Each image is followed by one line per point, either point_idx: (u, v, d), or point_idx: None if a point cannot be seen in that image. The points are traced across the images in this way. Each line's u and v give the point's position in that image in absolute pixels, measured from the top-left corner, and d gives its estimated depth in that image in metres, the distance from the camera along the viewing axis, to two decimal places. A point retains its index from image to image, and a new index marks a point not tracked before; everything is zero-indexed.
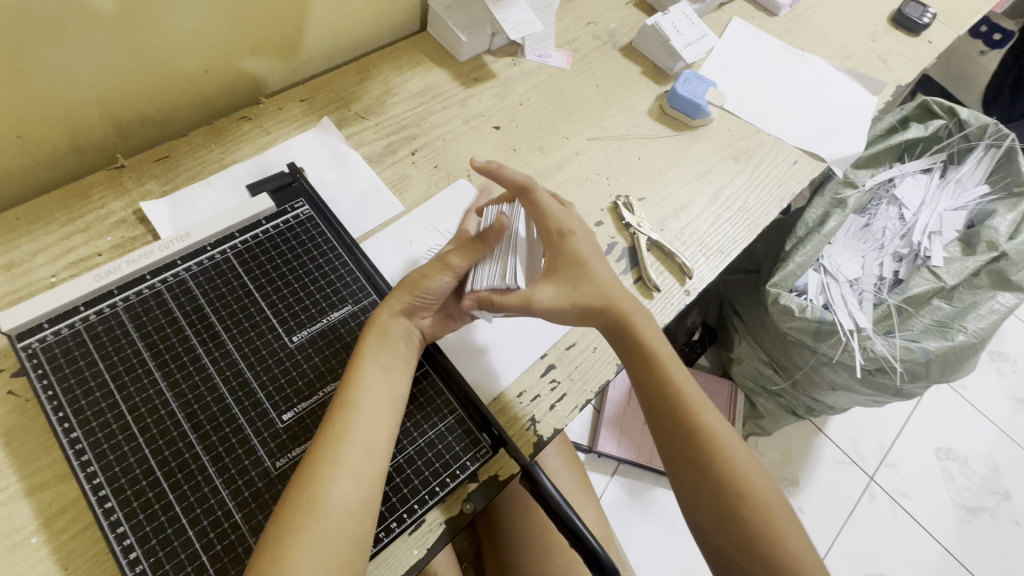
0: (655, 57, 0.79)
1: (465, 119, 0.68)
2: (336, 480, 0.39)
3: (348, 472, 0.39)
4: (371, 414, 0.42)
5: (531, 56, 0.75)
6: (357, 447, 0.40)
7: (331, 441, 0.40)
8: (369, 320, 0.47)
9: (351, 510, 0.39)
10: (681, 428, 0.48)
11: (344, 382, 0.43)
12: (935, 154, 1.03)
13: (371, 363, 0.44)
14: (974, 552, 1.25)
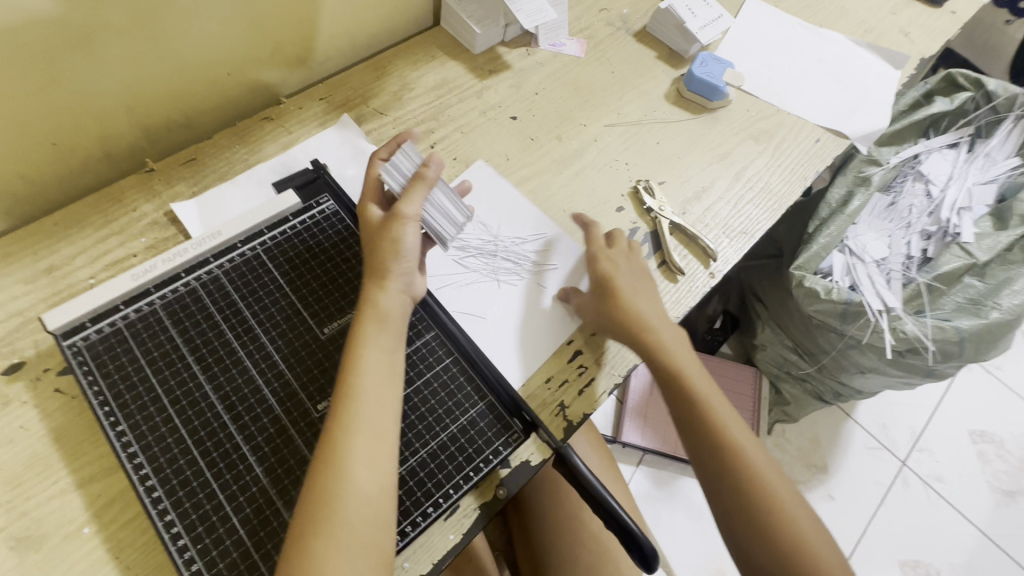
0: (669, 40, 0.78)
1: (482, 111, 0.68)
2: (353, 473, 0.38)
3: (362, 460, 0.38)
4: (376, 401, 0.40)
5: (544, 46, 0.75)
6: (367, 436, 0.39)
7: (340, 432, 0.39)
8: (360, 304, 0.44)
9: (369, 497, 0.38)
10: (692, 410, 0.51)
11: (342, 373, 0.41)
12: (961, 128, 1.00)
13: (367, 348, 0.42)
14: (1013, 536, 1.22)
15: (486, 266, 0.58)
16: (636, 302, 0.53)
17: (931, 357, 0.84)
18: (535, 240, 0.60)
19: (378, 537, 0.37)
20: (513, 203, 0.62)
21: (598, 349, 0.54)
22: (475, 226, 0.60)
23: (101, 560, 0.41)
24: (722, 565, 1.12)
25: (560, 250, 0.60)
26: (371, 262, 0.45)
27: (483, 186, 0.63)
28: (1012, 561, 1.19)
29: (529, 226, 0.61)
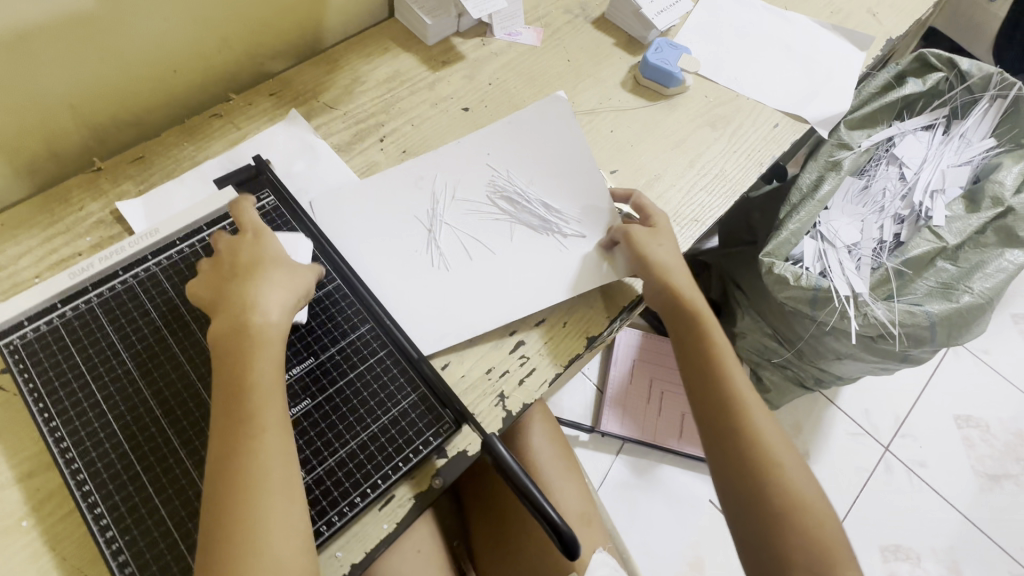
0: (627, 26, 0.77)
1: (434, 103, 0.68)
2: (270, 511, 0.37)
3: (277, 493, 0.37)
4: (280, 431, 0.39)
5: (500, 35, 0.75)
6: (276, 469, 0.38)
7: (250, 469, 0.37)
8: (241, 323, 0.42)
9: (286, 531, 0.37)
10: (706, 368, 0.55)
11: (237, 407, 0.39)
12: (936, 109, 0.99)
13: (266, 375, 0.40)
14: (997, 521, 1.21)
15: (519, 214, 0.60)
16: (673, 263, 0.57)
17: (900, 342, 0.84)
18: (581, 207, 0.61)
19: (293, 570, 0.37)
20: (576, 155, 0.62)
21: (540, 339, 0.55)
22: (530, 173, 0.62)
23: (38, 552, 0.42)
24: (701, 553, 1.13)
25: (604, 211, 0.61)
26: (247, 281, 0.44)
27: (552, 131, 0.63)
28: (995, 544, 1.19)
29: (584, 186, 0.61)
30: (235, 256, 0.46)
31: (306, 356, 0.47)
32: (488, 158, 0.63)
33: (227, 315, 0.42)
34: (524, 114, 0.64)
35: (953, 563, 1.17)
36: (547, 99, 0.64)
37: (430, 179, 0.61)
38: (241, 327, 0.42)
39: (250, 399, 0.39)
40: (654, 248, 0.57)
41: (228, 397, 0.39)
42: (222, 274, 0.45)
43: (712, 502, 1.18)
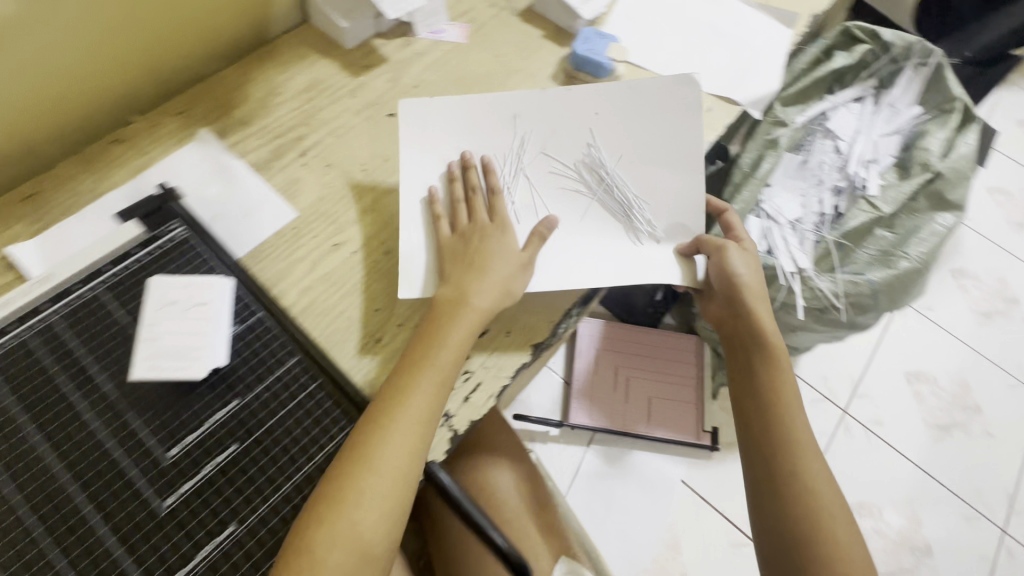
0: (555, 16, 0.75)
1: (357, 111, 0.65)
2: (375, 478, 0.41)
3: (385, 467, 0.41)
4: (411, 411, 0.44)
5: (423, 34, 0.72)
6: (395, 443, 0.42)
7: (378, 434, 0.42)
8: (460, 297, 0.50)
9: (376, 500, 0.41)
10: (762, 394, 0.56)
11: (399, 382, 0.45)
12: (864, 81, 0.99)
13: (432, 361, 0.46)
14: (949, 468, 1.28)
15: (598, 188, 0.60)
16: (752, 280, 0.60)
17: (850, 311, 0.86)
18: (666, 204, 0.59)
19: (393, 542, 0.41)
20: (681, 146, 0.60)
21: (481, 352, 0.53)
22: (630, 151, 0.61)
23: None
24: (677, 534, 1.16)
25: (689, 214, 0.59)
26: (482, 259, 0.52)
27: (668, 115, 0.61)
28: (949, 491, 1.26)
29: (678, 184, 0.60)
30: (483, 241, 0.53)
31: (230, 399, 0.44)
32: (593, 118, 0.62)
33: (453, 287, 0.51)
34: (649, 87, 0.62)
35: (912, 514, 1.23)
36: (680, 81, 0.62)
37: (523, 122, 0.61)
38: (460, 302, 0.50)
39: (405, 375, 0.45)
40: (741, 266, 0.60)
41: (399, 371, 0.46)
42: (465, 252, 0.53)
43: (685, 482, 1.20)
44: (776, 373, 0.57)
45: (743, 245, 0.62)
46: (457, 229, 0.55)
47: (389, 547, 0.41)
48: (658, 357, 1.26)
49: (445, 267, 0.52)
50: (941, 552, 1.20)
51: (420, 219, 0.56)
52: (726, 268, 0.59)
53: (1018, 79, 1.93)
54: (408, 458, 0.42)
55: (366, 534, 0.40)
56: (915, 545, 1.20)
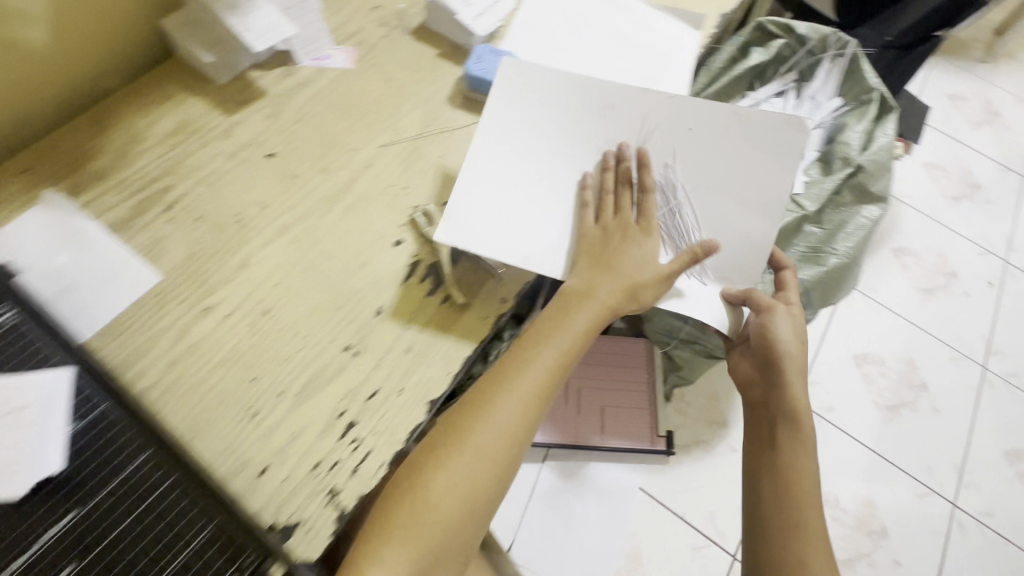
0: (450, 33, 0.70)
1: (232, 153, 0.59)
2: (459, 464, 0.47)
3: (469, 456, 0.48)
4: (502, 409, 0.49)
5: (305, 61, 0.66)
6: (487, 434, 0.48)
7: (472, 422, 0.49)
8: (587, 286, 0.55)
9: (454, 484, 0.47)
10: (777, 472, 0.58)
11: (505, 377, 0.51)
12: (784, 75, 0.97)
13: (537, 363, 0.51)
14: (900, 448, 1.30)
15: (671, 206, 0.60)
16: (793, 352, 0.62)
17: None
18: (729, 249, 0.59)
19: (486, 497, 0.48)
20: (763, 189, 0.59)
21: (372, 416, 0.49)
22: (718, 179, 0.59)
23: None
24: (638, 544, 1.14)
25: (753, 265, 0.59)
26: (615, 261, 0.56)
27: (764, 153, 0.59)
28: (901, 471, 1.28)
29: (747, 227, 0.59)
30: (620, 237, 0.57)
31: (65, 511, 0.38)
32: (688, 134, 0.60)
33: (586, 275, 0.55)
34: (753, 120, 0.59)
35: (867, 498, 1.24)
36: (787, 121, 0.59)
37: (655, 118, 0.60)
38: (589, 293, 0.54)
39: (506, 373, 0.51)
40: (783, 331, 0.62)
41: (506, 364, 0.52)
42: (604, 247, 0.56)
43: (642, 489, 1.19)
44: (798, 452, 0.58)
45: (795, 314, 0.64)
46: (601, 222, 0.57)
47: (482, 498, 0.47)
48: (609, 364, 1.23)
49: (582, 255, 0.56)
50: (896, 533, 1.22)
51: (569, 199, 0.59)
52: (765, 329, 0.62)
53: (941, 56, 1.99)
54: (515, 423, 0.49)
55: (467, 479, 0.47)
56: (872, 529, 1.21)
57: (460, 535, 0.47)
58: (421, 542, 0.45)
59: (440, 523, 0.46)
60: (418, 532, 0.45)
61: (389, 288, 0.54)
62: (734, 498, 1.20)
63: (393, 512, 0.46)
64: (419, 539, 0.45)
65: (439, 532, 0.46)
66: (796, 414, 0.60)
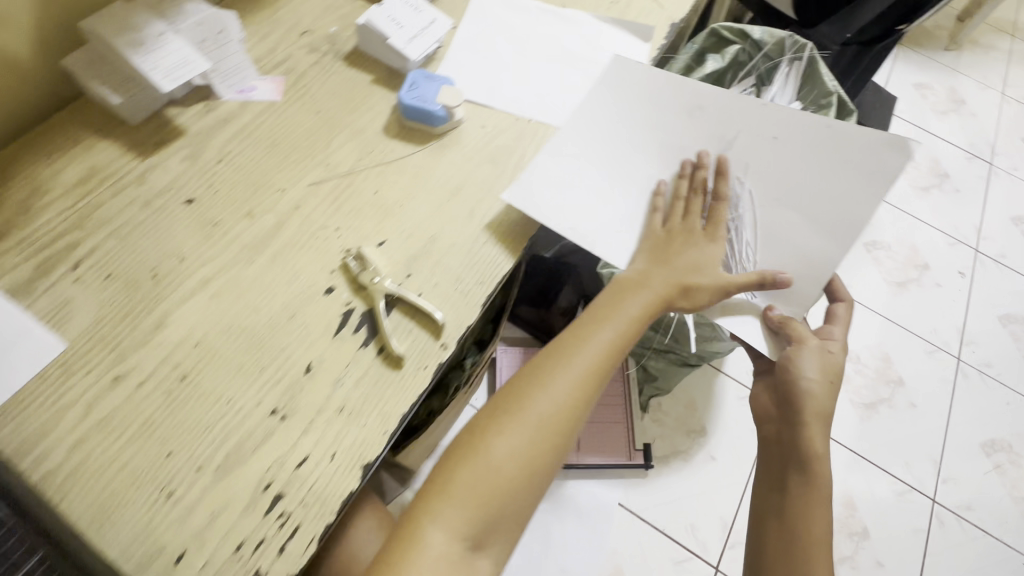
0: (385, 58, 0.66)
1: (147, 201, 0.55)
2: (517, 428, 0.52)
3: (528, 422, 0.53)
4: (559, 382, 0.54)
5: (228, 94, 0.62)
6: (543, 401, 0.53)
7: (532, 391, 0.54)
8: (647, 276, 0.60)
9: (512, 449, 0.51)
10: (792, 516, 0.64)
11: (567, 353, 0.56)
12: (743, 80, 0.94)
13: (591, 341, 0.57)
14: (879, 446, 1.30)
15: (740, 210, 0.64)
16: (823, 393, 0.65)
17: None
18: (781, 258, 0.62)
19: (539, 468, 0.52)
20: (833, 204, 0.62)
21: (300, 486, 0.46)
22: (789, 189, 0.63)
23: None
24: (620, 562, 1.12)
25: (806, 277, 0.61)
26: (681, 258, 0.61)
27: (845, 171, 0.62)
28: (881, 470, 1.28)
29: (805, 244, 0.62)
30: (684, 239, 0.62)
31: None
32: (771, 143, 0.65)
33: (653, 266, 0.61)
34: (841, 137, 0.63)
35: (847, 499, 1.24)
36: (875, 144, 0.61)
37: (739, 126, 0.66)
38: (643, 284, 0.60)
39: (563, 350, 0.57)
40: (811, 369, 0.64)
41: (568, 341, 0.57)
42: (670, 244, 0.62)
43: (622, 505, 1.17)
44: (812, 497, 0.63)
45: (832, 354, 0.67)
46: (668, 224, 0.63)
47: (536, 468, 0.52)
48: None
49: (647, 250, 0.62)
50: (877, 532, 1.22)
51: (642, 199, 0.65)
52: (792, 362, 0.65)
53: (907, 46, 1.99)
54: (567, 399, 0.54)
55: (522, 449, 0.52)
56: (853, 530, 1.21)
57: (514, 501, 0.51)
58: (483, 499, 0.50)
59: (495, 487, 0.50)
60: (477, 493, 0.50)
61: (320, 342, 0.51)
62: (714, 508, 1.19)
63: (454, 473, 0.51)
64: (476, 501, 0.50)
65: (495, 495, 0.50)
66: (809, 460, 0.64)
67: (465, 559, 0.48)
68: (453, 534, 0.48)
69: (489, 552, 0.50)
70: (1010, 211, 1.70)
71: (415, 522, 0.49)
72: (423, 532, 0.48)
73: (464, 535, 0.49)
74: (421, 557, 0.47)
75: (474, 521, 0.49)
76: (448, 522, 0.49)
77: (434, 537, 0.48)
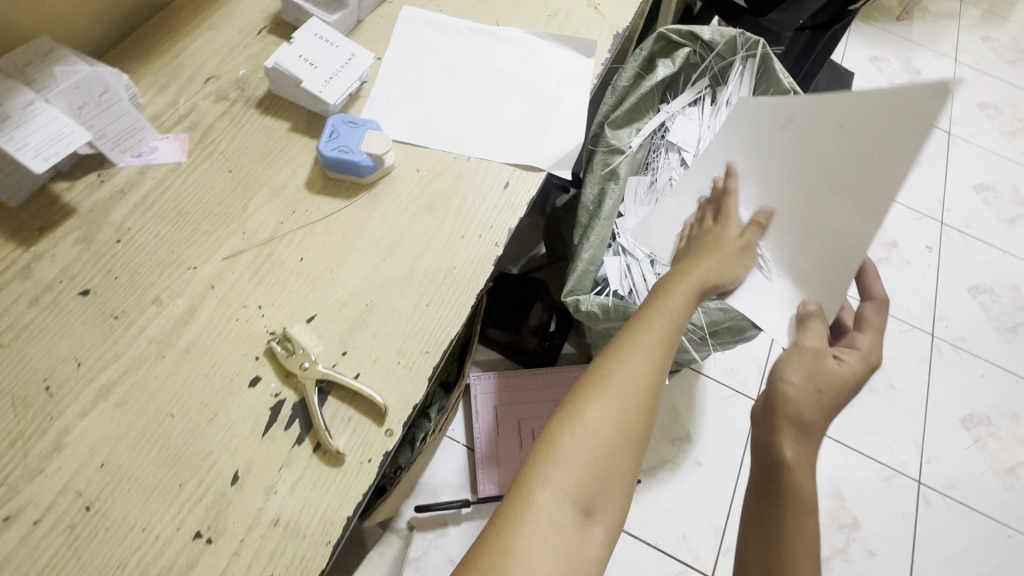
0: (301, 100, 0.60)
1: (35, 297, 0.48)
2: (605, 400, 0.47)
3: (615, 393, 0.48)
4: (636, 352, 0.50)
5: (124, 160, 0.55)
6: (626, 372, 0.49)
7: (611, 362, 0.50)
8: (691, 263, 0.59)
9: (602, 419, 0.47)
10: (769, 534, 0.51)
11: (639, 326, 0.52)
12: (698, 82, 0.92)
13: (658, 313, 0.53)
14: (862, 432, 1.30)
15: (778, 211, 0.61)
16: (816, 398, 0.52)
17: (722, 335, 0.82)
18: (811, 260, 0.57)
19: (638, 433, 0.48)
20: (873, 194, 0.51)
21: None
22: (833, 181, 0.56)
23: None
24: None
25: (827, 277, 0.56)
26: (708, 244, 0.62)
27: (899, 144, 0.49)
28: (866, 456, 1.27)
29: (837, 243, 0.55)
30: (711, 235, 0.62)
31: None
32: (835, 132, 0.56)
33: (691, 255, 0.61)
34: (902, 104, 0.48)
35: (836, 491, 1.23)
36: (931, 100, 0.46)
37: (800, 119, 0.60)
38: (686, 269, 0.59)
39: (637, 320, 0.53)
40: (797, 375, 0.53)
41: (639, 315, 0.54)
42: (702, 240, 0.63)
43: None
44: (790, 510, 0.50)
45: (835, 359, 0.54)
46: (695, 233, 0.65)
47: (637, 431, 0.48)
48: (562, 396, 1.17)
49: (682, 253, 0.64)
50: (867, 520, 1.21)
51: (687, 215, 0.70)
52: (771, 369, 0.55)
53: (861, 20, 1.98)
54: (656, 358, 0.50)
55: (619, 413, 0.47)
56: (844, 522, 1.21)
57: (619, 466, 0.47)
58: (586, 467, 0.45)
59: (600, 450, 0.46)
60: (583, 460, 0.46)
61: (246, 445, 0.45)
62: (705, 516, 1.17)
63: (554, 438, 0.47)
64: (581, 465, 0.46)
65: (599, 459, 0.46)
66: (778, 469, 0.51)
67: (577, 527, 0.45)
68: (564, 500, 0.45)
69: (602, 520, 0.46)
70: (971, 179, 1.70)
71: (523, 487, 0.46)
72: (532, 498, 0.45)
73: (576, 500, 0.45)
74: (532, 524, 0.43)
75: (584, 487, 0.45)
76: (556, 485, 0.45)
77: (544, 501, 0.44)
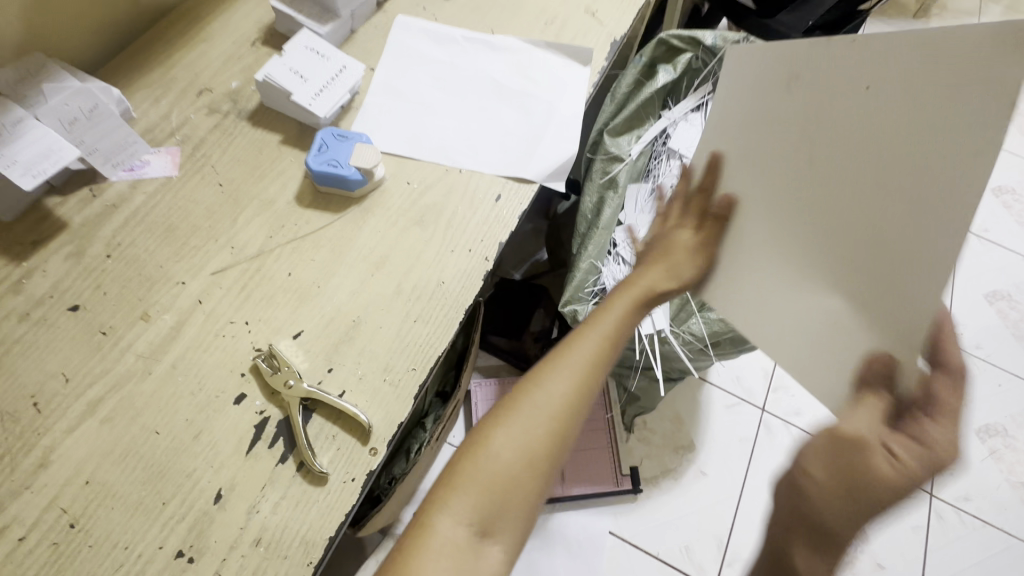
0: (292, 113, 0.60)
1: (25, 312, 0.48)
2: (512, 424, 0.46)
3: (523, 418, 0.46)
4: (558, 377, 0.48)
5: (116, 174, 0.55)
6: (540, 398, 0.47)
7: (531, 382, 0.49)
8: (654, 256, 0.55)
9: (506, 444, 0.45)
10: None
11: (574, 343, 0.51)
12: (700, 87, 0.90)
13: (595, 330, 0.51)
14: None
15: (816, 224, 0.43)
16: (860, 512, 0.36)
17: (724, 347, 0.80)
18: (869, 300, 0.39)
19: (547, 458, 0.46)
20: (926, 197, 0.35)
21: None
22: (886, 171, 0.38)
23: None
24: None
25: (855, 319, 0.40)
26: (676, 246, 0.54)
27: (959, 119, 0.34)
28: None
29: (910, 273, 0.36)
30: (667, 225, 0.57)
31: None
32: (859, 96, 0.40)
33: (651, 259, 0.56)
34: (973, 57, 0.33)
35: None
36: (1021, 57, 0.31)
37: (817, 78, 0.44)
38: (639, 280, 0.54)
39: (574, 339, 0.51)
40: (823, 471, 0.37)
41: (581, 330, 0.52)
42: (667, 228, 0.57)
43: (613, 533, 1.13)
44: None
45: (887, 457, 0.36)
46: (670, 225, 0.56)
47: (546, 457, 0.46)
48: None
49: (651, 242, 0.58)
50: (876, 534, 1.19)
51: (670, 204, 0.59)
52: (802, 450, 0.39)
53: (879, 18, 1.93)
54: (582, 379, 0.48)
55: (526, 436, 0.46)
56: None
57: (521, 492, 0.45)
58: (487, 491, 0.44)
59: (502, 473, 0.45)
60: (486, 485, 0.44)
61: (230, 463, 0.45)
62: (707, 526, 1.15)
63: (459, 463, 0.46)
64: (482, 488, 0.44)
65: (503, 481, 0.45)
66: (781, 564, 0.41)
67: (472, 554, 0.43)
68: (461, 523, 0.43)
69: (501, 552, 0.44)
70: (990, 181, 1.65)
71: (426, 511, 0.44)
72: (433, 521, 0.43)
73: (473, 522, 0.43)
74: (428, 546, 0.42)
75: (484, 510, 0.44)
76: (454, 511, 0.43)
77: (441, 525, 0.43)
